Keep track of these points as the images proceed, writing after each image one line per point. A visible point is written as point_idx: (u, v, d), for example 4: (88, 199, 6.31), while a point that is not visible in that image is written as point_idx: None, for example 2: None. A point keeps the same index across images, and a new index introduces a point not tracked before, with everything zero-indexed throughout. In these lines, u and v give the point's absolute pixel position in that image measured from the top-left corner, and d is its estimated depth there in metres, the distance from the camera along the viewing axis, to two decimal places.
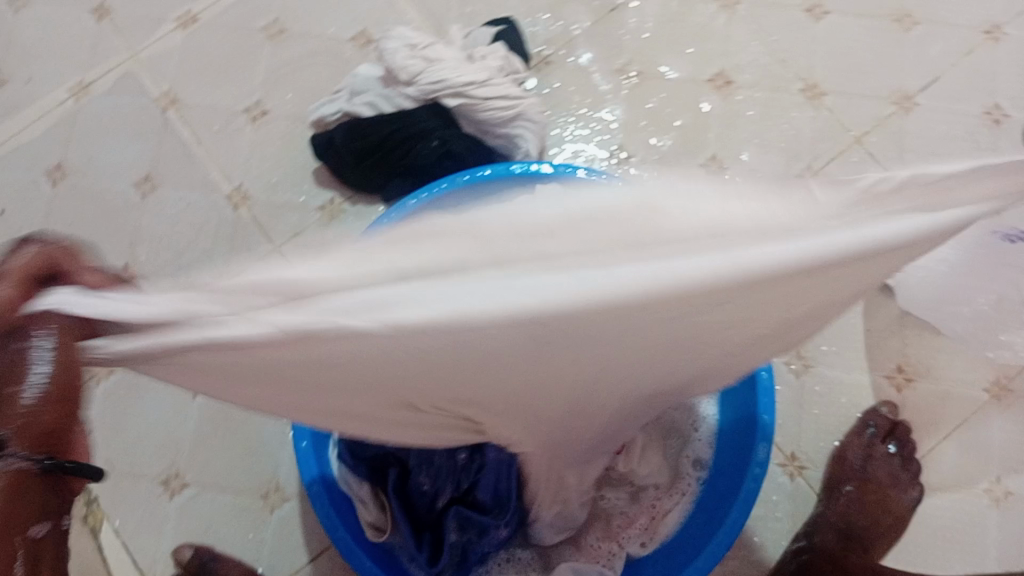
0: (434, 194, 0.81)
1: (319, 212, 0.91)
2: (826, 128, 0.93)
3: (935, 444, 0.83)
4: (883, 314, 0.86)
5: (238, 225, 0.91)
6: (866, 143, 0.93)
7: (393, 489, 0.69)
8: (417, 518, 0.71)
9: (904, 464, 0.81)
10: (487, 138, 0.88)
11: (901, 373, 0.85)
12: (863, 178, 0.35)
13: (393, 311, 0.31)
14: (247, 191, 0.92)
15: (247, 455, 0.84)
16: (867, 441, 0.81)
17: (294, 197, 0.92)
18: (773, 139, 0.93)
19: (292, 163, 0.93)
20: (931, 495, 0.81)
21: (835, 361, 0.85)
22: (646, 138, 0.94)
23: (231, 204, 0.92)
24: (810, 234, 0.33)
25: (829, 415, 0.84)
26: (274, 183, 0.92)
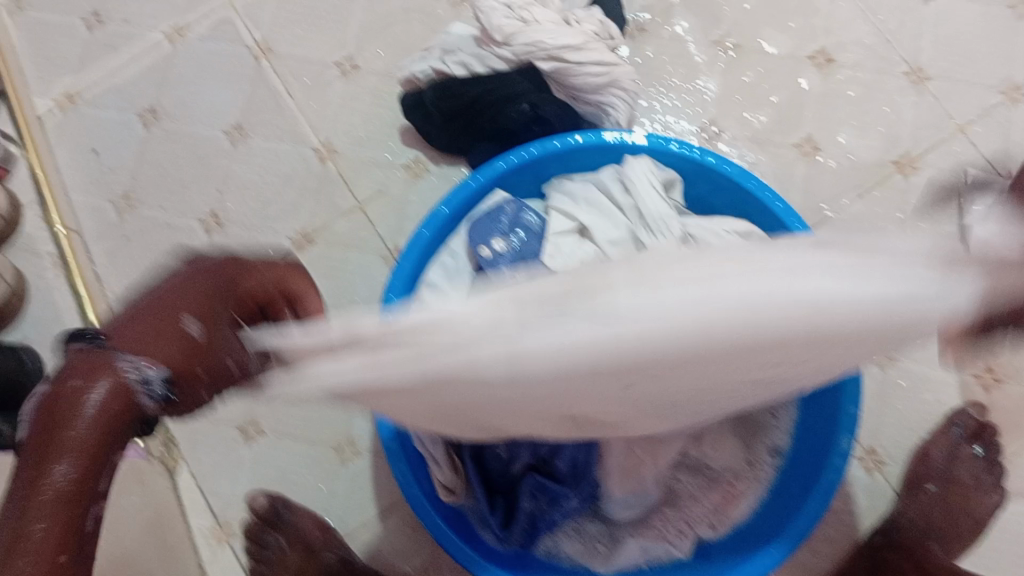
0: (522, 157, 0.79)
1: (405, 170, 0.92)
2: (929, 116, 0.90)
3: (1020, 448, 0.81)
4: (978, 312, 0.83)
5: (323, 178, 0.92)
6: (970, 133, 0.89)
7: (469, 451, 0.71)
8: (492, 481, 0.71)
9: (989, 466, 0.78)
10: (577, 105, 0.87)
11: (990, 374, 0.82)
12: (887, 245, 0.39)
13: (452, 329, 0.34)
14: (334, 145, 0.93)
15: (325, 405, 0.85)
16: (953, 441, 0.78)
17: (380, 153, 0.92)
18: (872, 123, 0.91)
19: (381, 121, 0.93)
20: (1012, 503, 0.79)
21: (922, 356, 0.83)
22: (739, 116, 0.92)
23: (318, 157, 0.92)
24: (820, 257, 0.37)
25: (910, 412, 0.82)
26: (361, 138, 0.93)
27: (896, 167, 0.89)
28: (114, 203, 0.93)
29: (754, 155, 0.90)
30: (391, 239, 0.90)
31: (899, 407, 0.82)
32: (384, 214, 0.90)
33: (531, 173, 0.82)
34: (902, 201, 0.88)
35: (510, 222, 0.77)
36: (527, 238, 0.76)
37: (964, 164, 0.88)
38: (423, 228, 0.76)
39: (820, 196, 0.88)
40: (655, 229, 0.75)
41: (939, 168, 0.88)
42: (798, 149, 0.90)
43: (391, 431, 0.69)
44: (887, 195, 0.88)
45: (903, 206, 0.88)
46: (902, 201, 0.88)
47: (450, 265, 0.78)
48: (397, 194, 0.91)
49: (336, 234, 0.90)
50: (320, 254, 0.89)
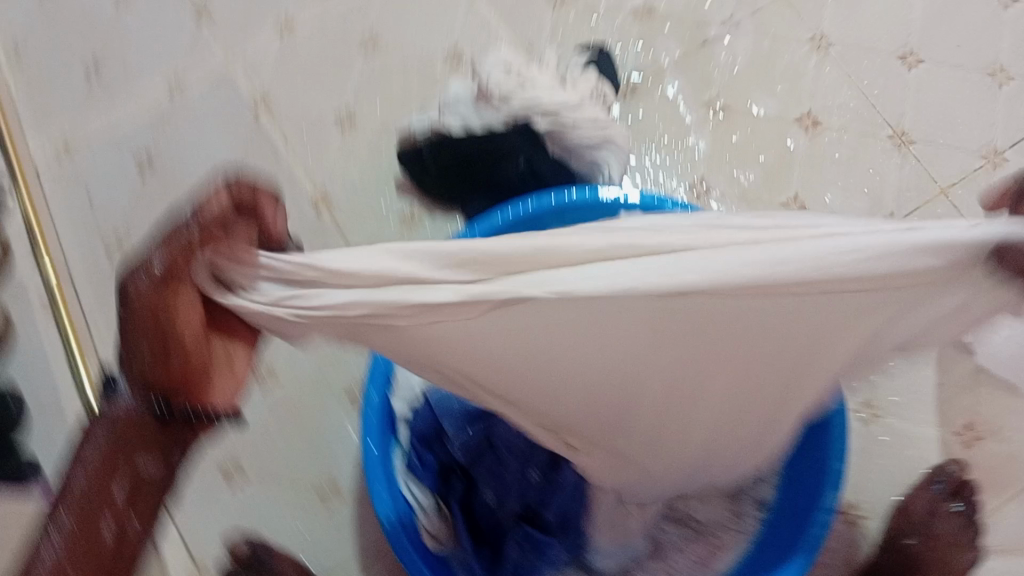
0: (518, 212, 0.81)
1: (398, 220, 0.93)
2: (913, 179, 0.93)
3: (1003, 505, 0.80)
4: (959, 370, 0.85)
5: (316, 225, 0.93)
6: (952, 196, 0.92)
7: (456, 501, 0.72)
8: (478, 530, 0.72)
9: (967, 523, 0.75)
10: (571, 163, 0.87)
11: (970, 432, 0.83)
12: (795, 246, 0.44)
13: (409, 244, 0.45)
14: (331, 194, 0.94)
15: (313, 452, 0.86)
16: (934, 496, 0.77)
17: (375, 202, 0.94)
18: (856, 183, 0.93)
19: (378, 172, 0.95)
20: (994, 558, 0.78)
21: (904, 413, 0.84)
22: (729, 175, 0.94)
23: (312, 204, 0.94)
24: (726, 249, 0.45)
25: (893, 471, 0.82)
26: (357, 188, 0.95)
27: None
28: (109, 245, 0.94)
29: (742, 212, 0.92)
30: None
31: (882, 464, 0.83)
32: None
33: None
34: None
35: None
36: None
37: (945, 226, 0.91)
38: None
39: None
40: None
41: None
42: (784, 208, 0.92)
43: (381, 478, 0.69)
44: None
45: None
46: None
47: None
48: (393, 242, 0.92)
49: None
50: None
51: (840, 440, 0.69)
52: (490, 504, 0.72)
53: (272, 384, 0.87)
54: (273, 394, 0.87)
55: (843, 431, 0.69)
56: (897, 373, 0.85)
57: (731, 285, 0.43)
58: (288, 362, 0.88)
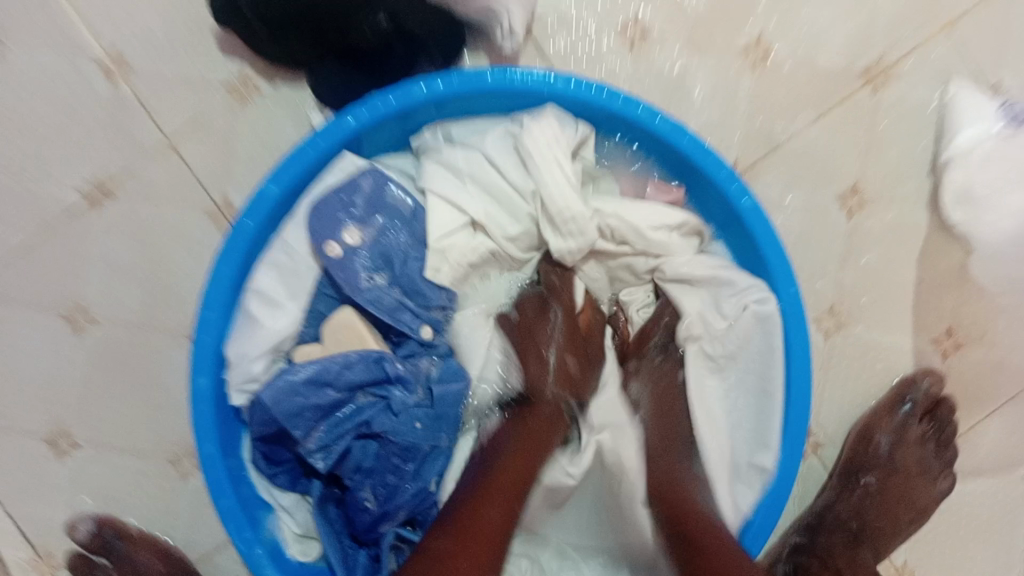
0: (379, 111, 0.56)
1: (227, 94, 0.68)
2: (913, 8, 0.70)
3: (979, 422, 0.73)
4: (944, 264, 0.72)
5: (115, 107, 0.68)
6: (959, 32, 0.70)
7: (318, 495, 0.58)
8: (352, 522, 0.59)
9: (938, 450, 0.70)
10: (457, 11, 0.65)
11: (950, 337, 0.72)
12: (656, 235, 0.59)
13: (508, 226, 0.57)
14: (127, 57, 0.68)
15: (152, 409, 0.69)
16: (900, 423, 0.70)
17: (192, 69, 0.68)
18: (841, 17, 0.70)
19: (186, 21, 0.68)
20: (964, 480, 0.73)
21: (872, 319, 0.71)
22: (671, 13, 0.70)
23: (105, 77, 0.68)
24: (650, 207, 0.59)
25: (856, 385, 0.72)
26: (163, 45, 0.68)
27: (865, 80, 0.70)
28: None
29: (687, 61, 0.70)
30: (217, 190, 0.69)
31: (843, 375, 0.72)
32: (204, 153, 0.68)
33: (396, 124, 0.59)
34: (867, 125, 0.71)
35: (367, 205, 0.55)
36: (389, 225, 0.56)
37: (946, 75, 0.70)
38: (247, 216, 0.55)
39: (769, 116, 0.71)
40: (566, 232, 0.55)
41: (918, 80, 0.71)
42: (742, 58, 0.70)
43: (223, 485, 0.55)
44: (848, 116, 0.71)
45: (868, 132, 0.71)
46: (867, 123, 0.71)
47: (291, 273, 0.57)
48: (221, 124, 0.68)
49: (141, 182, 0.68)
50: (121, 212, 0.69)
51: (802, 367, 0.56)
52: (362, 466, 0.57)
53: (89, 326, 0.69)
54: (93, 339, 0.69)
55: (801, 351, 0.57)
56: (869, 269, 0.71)
57: (647, 213, 0.58)
58: (111, 300, 0.69)
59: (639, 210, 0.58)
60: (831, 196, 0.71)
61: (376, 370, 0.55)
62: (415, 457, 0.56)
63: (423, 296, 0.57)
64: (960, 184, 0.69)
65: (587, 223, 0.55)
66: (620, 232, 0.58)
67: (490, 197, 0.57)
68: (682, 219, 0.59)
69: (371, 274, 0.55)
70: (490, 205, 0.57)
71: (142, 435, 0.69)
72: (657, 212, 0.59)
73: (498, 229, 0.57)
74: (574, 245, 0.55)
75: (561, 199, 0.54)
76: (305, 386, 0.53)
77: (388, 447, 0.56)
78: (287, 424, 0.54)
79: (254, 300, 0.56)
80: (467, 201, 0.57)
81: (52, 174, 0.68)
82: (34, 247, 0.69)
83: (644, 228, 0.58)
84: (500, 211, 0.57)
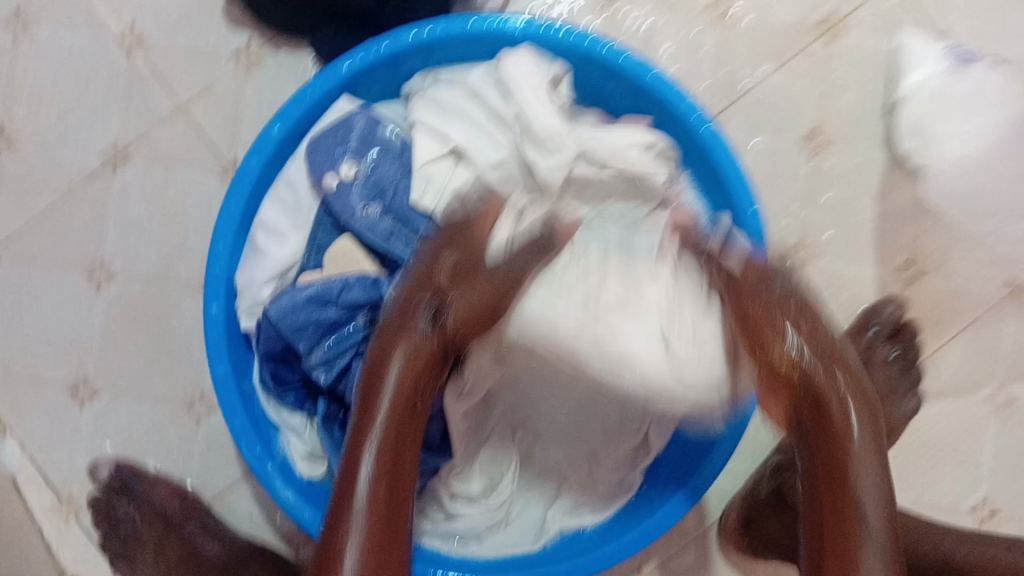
0: (371, 57, 0.61)
1: (233, 61, 0.74)
2: None
3: (942, 347, 0.77)
4: (904, 199, 0.77)
5: (132, 77, 0.74)
6: None
7: (323, 416, 0.62)
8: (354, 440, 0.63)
9: (904, 370, 0.75)
10: None
11: (912, 266, 0.77)
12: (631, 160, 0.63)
13: (493, 151, 0.62)
14: (141, 31, 0.74)
15: (165, 357, 0.74)
16: (868, 344, 0.74)
17: (202, 39, 0.74)
18: None
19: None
20: (930, 403, 0.77)
21: (838, 252, 0.77)
22: None
23: (122, 50, 0.74)
24: (623, 129, 0.64)
25: (825, 313, 0.77)
26: (175, 20, 0.74)
27: (822, 31, 0.76)
28: None
29: (654, 19, 0.76)
30: (225, 149, 0.74)
31: (815, 306, 0.76)
32: (213, 115, 0.74)
33: (386, 71, 0.65)
34: (825, 72, 0.76)
35: (361, 140, 0.61)
36: (381, 160, 0.62)
37: (897, 23, 0.76)
38: (251, 156, 0.61)
39: (734, 67, 0.76)
40: (548, 148, 0.60)
41: (871, 29, 0.76)
42: (707, 14, 0.76)
43: (236, 404, 0.59)
44: (807, 65, 0.76)
45: (826, 79, 0.76)
46: (825, 71, 0.76)
47: (293, 207, 0.62)
48: (228, 89, 0.74)
49: (155, 145, 0.74)
50: (138, 174, 0.74)
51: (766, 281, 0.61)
52: None
53: (109, 279, 0.74)
54: (113, 292, 0.74)
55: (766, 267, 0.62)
56: (832, 205, 0.76)
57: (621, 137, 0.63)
58: (129, 254, 0.74)
59: (612, 132, 0.63)
60: (794, 139, 0.76)
61: (372, 292, 0.60)
62: None
63: (414, 226, 0.62)
64: (915, 119, 0.75)
65: (558, 130, 0.60)
66: (594, 155, 0.63)
67: (473, 125, 0.63)
68: (651, 138, 0.63)
69: (366, 203, 0.61)
70: (473, 131, 0.63)
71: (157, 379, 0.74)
72: (629, 135, 0.63)
73: (483, 155, 0.62)
74: (552, 160, 0.61)
75: (539, 110, 0.60)
76: (307, 303, 0.59)
77: None
78: (293, 338, 0.59)
79: (262, 232, 0.62)
80: (451, 127, 0.62)
81: (76, 141, 0.75)
82: (58, 208, 0.75)
83: (621, 151, 0.63)
84: (481, 138, 0.63)
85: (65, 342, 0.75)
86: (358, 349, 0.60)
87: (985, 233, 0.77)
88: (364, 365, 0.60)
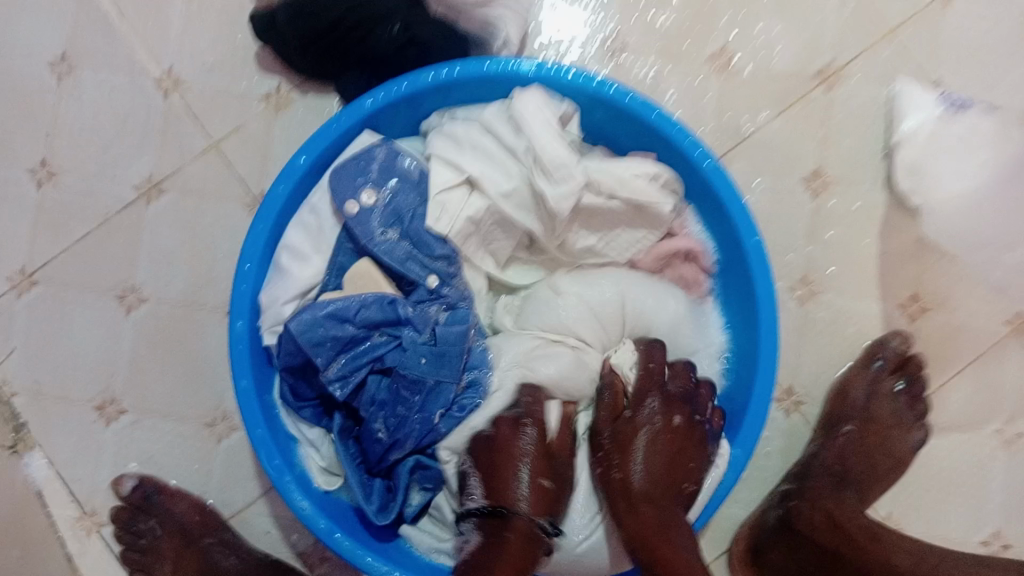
0: (394, 93, 0.66)
1: (264, 101, 0.79)
2: (857, 17, 0.81)
3: (946, 383, 0.78)
4: (903, 237, 0.79)
5: (169, 115, 0.79)
6: (901, 36, 0.80)
7: (339, 430, 0.65)
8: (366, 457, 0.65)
9: (910, 402, 0.76)
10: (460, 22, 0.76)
11: (915, 303, 0.78)
12: (636, 191, 0.66)
13: (504, 181, 0.65)
14: (179, 74, 0.79)
15: (192, 380, 0.77)
16: (874, 375, 0.76)
17: (235, 82, 0.79)
18: (795, 28, 0.80)
19: (230, 44, 0.79)
20: (936, 437, 0.78)
21: (842, 289, 0.78)
22: (646, 26, 0.81)
23: (160, 90, 0.79)
24: (629, 162, 0.67)
25: (834, 351, 0.78)
26: (211, 64, 0.79)
27: (821, 78, 0.80)
28: None
29: (661, 65, 0.81)
30: (254, 183, 0.79)
31: (819, 341, 0.78)
32: (244, 151, 0.79)
33: (406, 109, 0.69)
34: (825, 116, 0.80)
35: (383, 169, 0.65)
36: (400, 188, 0.65)
37: (893, 71, 0.80)
38: (279, 184, 0.65)
39: (737, 111, 0.80)
40: (557, 178, 0.63)
41: (868, 77, 0.80)
42: (710, 62, 0.80)
43: (257, 415, 0.61)
44: (808, 110, 0.80)
45: (826, 123, 0.80)
46: (825, 115, 0.80)
47: (315, 232, 0.65)
48: (258, 128, 0.79)
49: (188, 179, 0.79)
50: (170, 205, 0.78)
51: (766, 308, 0.65)
52: (376, 398, 0.64)
53: (139, 305, 0.78)
54: (142, 317, 0.78)
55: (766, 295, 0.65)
56: (834, 243, 0.79)
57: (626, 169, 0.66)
58: (159, 282, 0.78)
59: (617, 164, 0.67)
60: (796, 180, 0.79)
61: (388, 311, 0.63)
62: (422, 391, 0.63)
63: (429, 249, 0.64)
64: (910, 160, 0.79)
65: (569, 160, 0.63)
66: (600, 185, 0.65)
67: (484, 158, 0.66)
68: (657, 169, 0.67)
69: (385, 227, 0.64)
70: (485, 162, 0.66)
71: (180, 401, 0.77)
72: (634, 169, 0.66)
73: (495, 184, 0.65)
74: (560, 188, 0.63)
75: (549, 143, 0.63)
76: (326, 320, 0.61)
77: (399, 383, 0.63)
78: (311, 354, 0.61)
79: (286, 254, 0.65)
80: (464, 159, 0.65)
81: (114, 175, 0.79)
82: (94, 237, 0.78)
83: (626, 181, 0.66)
84: (493, 169, 0.65)
85: (93, 366, 0.78)
86: (373, 365, 0.64)
87: (984, 269, 0.79)
88: (378, 381, 0.64)
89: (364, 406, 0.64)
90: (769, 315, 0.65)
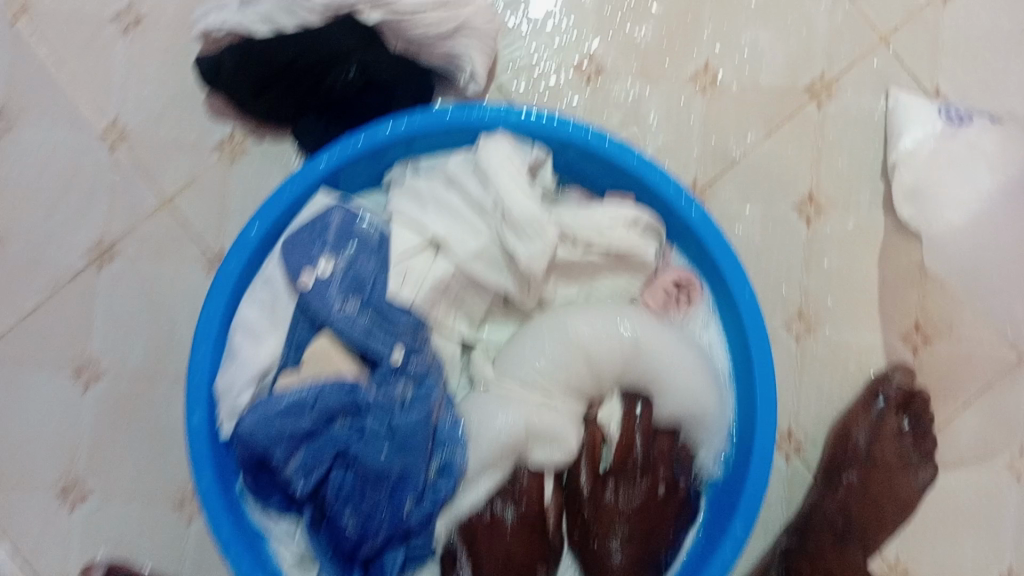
0: (348, 151, 0.61)
1: (217, 152, 0.74)
2: (847, 25, 0.75)
3: (953, 415, 0.74)
4: (904, 261, 0.74)
5: (116, 173, 0.74)
6: (894, 43, 0.75)
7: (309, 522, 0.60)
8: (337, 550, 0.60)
9: (916, 441, 0.72)
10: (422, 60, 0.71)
11: (918, 332, 0.74)
12: (615, 241, 0.62)
13: (471, 240, 0.61)
14: (124, 127, 0.74)
15: (157, 456, 0.73)
16: (876, 416, 0.72)
17: (185, 133, 0.74)
18: (780, 40, 0.75)
19: (177, 91, 0.74)
20: (945, 472, 0.73)
21: (842, 321, 0.74)
22: (622, 47, 0.75)
23: (104, 146, 0.74)
24: (605, 209, 0.62)
25: (833, 386, 0.74)
26: (157, 115, 0.74)
27: (811, 94, 0.75)
28: None
29: (640, 90, 0.75)
30: (210, 242, 0.74)
31: (819, 377, 0.74)
32: (198, 208, 0.73)
33: (367, 163, 0.64)
34: (818, 136, 0.75)
35: (340, 236, 0.60)
36: (359, 255, 0.60)
37: (887, 82, 0.75)
38: (229, 259, 0.60)
39: (724, 135, 0.75)
40: (526, 236, 0.59)
41: (861, 90, 0.75)
42: (693, 83, 0.75)
43: (219, 516, 0.58)
44: (798, 129, 0.75)
45: (819, 142, 0.75)
46: (818, 134, 0.75)
47: (271, 307, 0.60)
48: (212, 181, 0.74)
49: (140, 241, 0.74)
50: (123, 270, 0.74)
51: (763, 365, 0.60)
52: (342, 492, 0.58)
53: (96, 380, 0.73)
54: (100, 391, 0.73)
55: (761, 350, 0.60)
56: (832, 272, 0.74)
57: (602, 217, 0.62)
58: (116, 353, 0.73)
59: (593, 213, 0.62)
60: (789, 206, 0.74)
61: (348, 398, 0.58)
62: (390, 481, 0.58)
63: (393, 322, 0.59)
64: (910, 182, 0.74)
65: (537, 217, 0.59)
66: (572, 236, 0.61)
67: (450, 215, 0.62)
68: (635, 214, 0.62)
69: (344, 298, 0.59)
70: (450, 219, 0.62)
71: (146, 479, 0.73)
72: (610, 216, 0.62)
73: (461, 243, 0.61)
74: (528, 247, 0.59)
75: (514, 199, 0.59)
76: (281, 414, 0.56)
77: (365, 475, 0.58)
78: (267, 450, 0.57)
79: (241, 334, 0.60)
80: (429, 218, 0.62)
81: (61, 240, 0.74)
82: (45, 307, 0.74)
83: (602, 231, 0.61)
84: (458, 228, 0.61)
85: (53, 445, 0.73)
86: (336, 457, 0.58)
87: (988, 294, 0.75)
88: (343, 474, 0.59)
89: (330, 501, 0.59)
90: (767, 373, 0.60)
